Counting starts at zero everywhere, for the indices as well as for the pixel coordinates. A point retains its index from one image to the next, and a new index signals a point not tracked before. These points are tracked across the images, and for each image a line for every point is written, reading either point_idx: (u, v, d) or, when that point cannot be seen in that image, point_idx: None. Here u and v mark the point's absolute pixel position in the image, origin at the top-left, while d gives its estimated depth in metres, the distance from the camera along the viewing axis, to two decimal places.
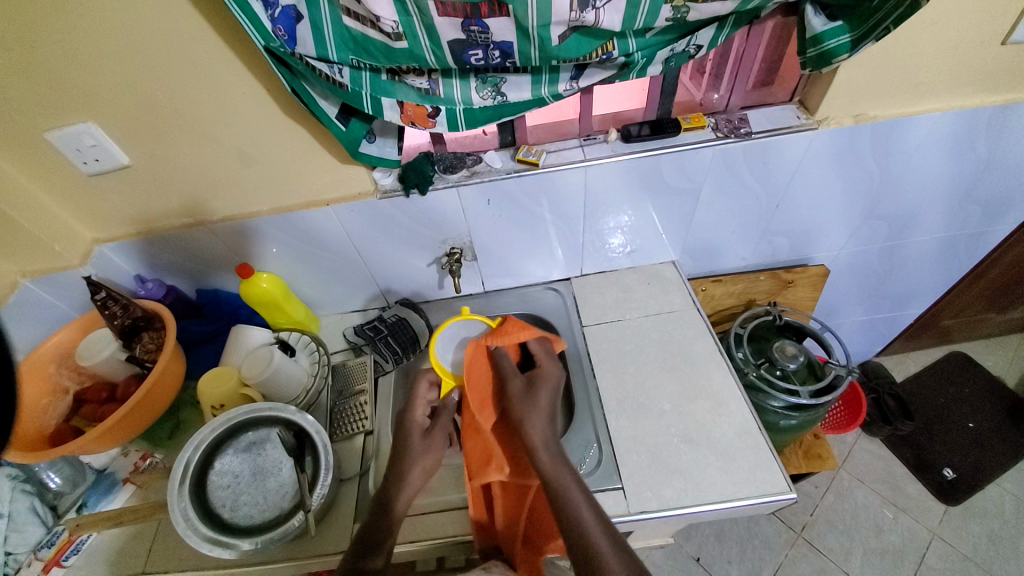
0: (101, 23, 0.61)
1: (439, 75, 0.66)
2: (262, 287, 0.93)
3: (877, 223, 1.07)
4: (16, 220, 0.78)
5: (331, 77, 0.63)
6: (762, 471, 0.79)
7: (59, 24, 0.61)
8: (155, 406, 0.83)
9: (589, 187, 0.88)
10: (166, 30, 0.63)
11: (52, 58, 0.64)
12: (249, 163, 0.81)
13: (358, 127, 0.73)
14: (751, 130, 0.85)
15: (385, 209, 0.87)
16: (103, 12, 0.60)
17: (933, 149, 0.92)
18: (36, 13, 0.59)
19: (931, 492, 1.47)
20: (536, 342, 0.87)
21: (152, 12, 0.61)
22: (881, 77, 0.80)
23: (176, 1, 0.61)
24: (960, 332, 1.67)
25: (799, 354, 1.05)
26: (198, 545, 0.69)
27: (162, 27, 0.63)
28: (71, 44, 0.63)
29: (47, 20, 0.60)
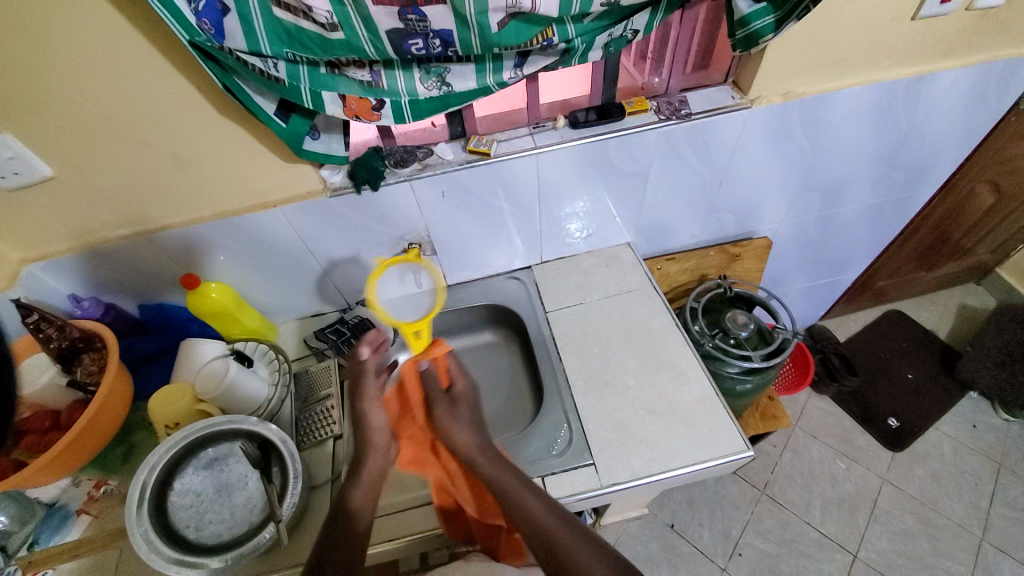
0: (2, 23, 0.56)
1: (381, 67, 0.65)
2: (212, 298, 0.89)
3: (812, 194, 1.14)
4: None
5: (266, 72, 0.61)
6: (721, 433, 0.83)
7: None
8: (104, 430, 0.78)
9: (541, 174, 0.89)
10: (81, 29, 0.59)
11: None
12: (186, 167, 0.77)
13: (300, 123, 0.70)
14: (691, 110, 0.88)
15: (337, 207, 0.85)
16: (4, 11, 0.56)
17: (855, 122, 0.99)
18: None
19: (878, 440, 1.60)
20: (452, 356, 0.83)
21: (63, 11, 0.57)
22: (805, 55, 0.85)
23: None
24: (895, 292, 1.81)
25: (750, 321, 1.10)
26: (164, 568, 0.65)
27: (77, 26, 0.59)
28: None
29: None
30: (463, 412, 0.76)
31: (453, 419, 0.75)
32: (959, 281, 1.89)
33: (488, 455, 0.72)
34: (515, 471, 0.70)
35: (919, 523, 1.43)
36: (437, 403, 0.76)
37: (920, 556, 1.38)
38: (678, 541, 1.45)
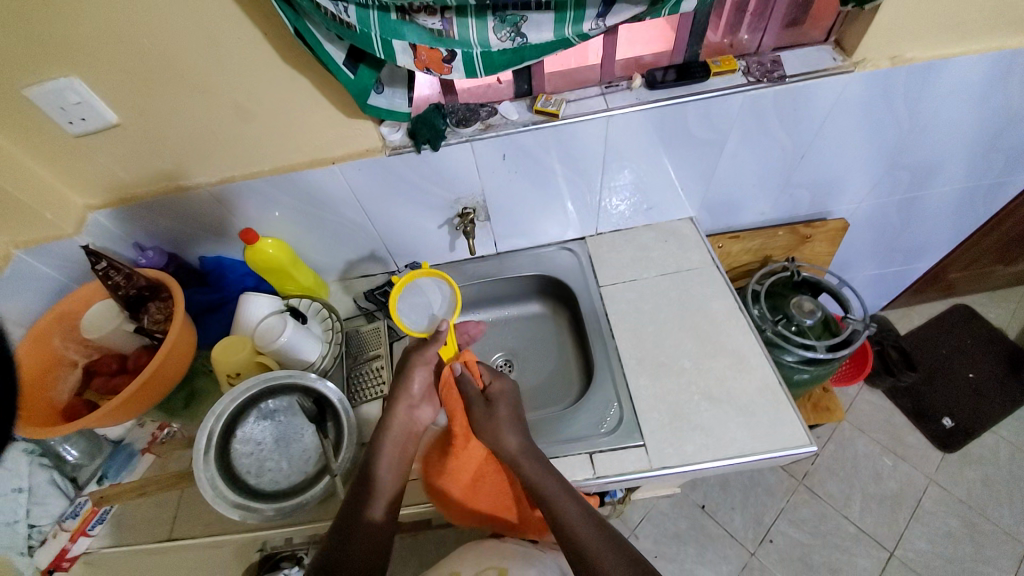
0: None
1: (453, 15, 0.60)
2: (269, 253, 0.90)
3: (902, 173, 1.03)
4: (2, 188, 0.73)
5: (337, 15, 0.57)
6: (781, 425, 0.79)
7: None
8: (169, 377, 0.81)
9: (609, 139, 0.83)
10: None
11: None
12: (248, 118, 0.75)
13: (366, 75, 0.66)
14: (785, 73, 0.79)
15: (395, 166, 0.82)
16: None
17: (970, 93, 0.87)
18: None
19: (928, 438, 1.53)
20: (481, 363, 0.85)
21: None
22: (927, 12, 0.74)
23: None
24: (966, 285, 1.68)
25: (817, 309, 1.04)
26: (226, 511, 0.69)
27: None
28: None
29: None
30: (502, 414, 0.78)
31: (495, 423, 0.76)
32: None
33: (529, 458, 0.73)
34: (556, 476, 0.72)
35: (968, 529, 1.38)
36: (475, 404, 0.79)
37: (960, 560, 1.34)
38: (707, 522, 1.45)
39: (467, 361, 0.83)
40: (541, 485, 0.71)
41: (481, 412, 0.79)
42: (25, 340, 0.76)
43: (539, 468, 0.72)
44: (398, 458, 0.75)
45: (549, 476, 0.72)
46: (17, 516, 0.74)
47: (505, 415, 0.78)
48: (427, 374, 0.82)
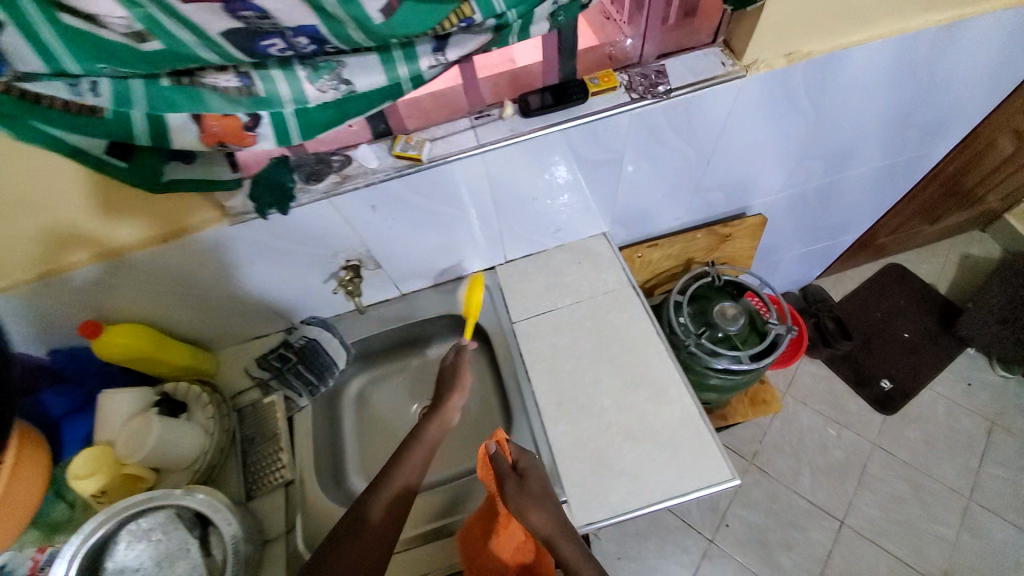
0: None
1: (250, 68, 0.49)
2: (123, 343, 0.78)
3: (814, 162, 0.99)
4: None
5: (76, 101, 0.45)
6: (706, 459, 0.75)
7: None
8: (22, 513, 0.67)
9: (491, 173, 0.74)
10: None
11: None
12: (38, 209, 0.62)
13: (146, 158, 0.54)
14: (670, 85, 0.71)
15: (248, 235, 0.71)
16: None
17: (869, 83, 0.82)
18: None
19: (870, 404, 1.56)
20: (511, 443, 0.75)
21: None
22: (816, 7, 0.67)
23: None
24: (895, 247, 1.69)
25: (740, 315, 0.99)
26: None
27: None
28: None
29: None
30: (536, 490, 0.69)
31: (526, 500, 0.67)
32: (965, 230, 1.77)
33: (566, 535, 0.66)
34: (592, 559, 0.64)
35: (910, 488, 1.44)
36: (507, 485, 0.69)
37: (909, 521, 1.40)
38: (665, 516, 1.46)
39: (503, 443, 0.73)
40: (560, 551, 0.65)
41: (511, 490, 0.69)
42: None
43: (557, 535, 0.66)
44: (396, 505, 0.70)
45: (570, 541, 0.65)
46: None
47: (538, 493, 0.69)
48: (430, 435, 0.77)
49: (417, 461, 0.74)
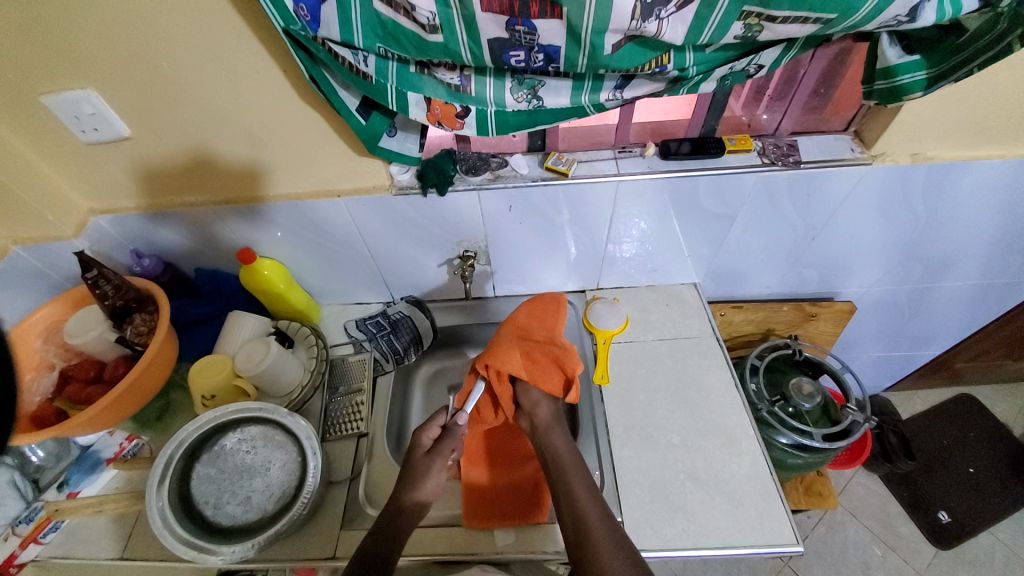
0: None
1: (471, 72, 0.60)
2: (264, 275, 0.89)
3: (913, 264, 1.01)
4: None
5: (355, 65, 0.58)
6: (769, 520, 0.75)
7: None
8: (147, 389, 0.78)
9: (618, 201, 0.83)
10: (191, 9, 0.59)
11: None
12: (259, 145, 0.76)
13: (378, 121, 0.69)
14: (801, 158, 0.80)
15: (400, 206, 0.82)
16: None
17: (985, 197, 0.87)
18: None
19: (923, 533, 1.42)
20: (539, 369, 0.82)
21: None
22: (944, 118, 0.74)
23: None
24: (973, 377, 1.57)
25: (816, 393, 0.99)
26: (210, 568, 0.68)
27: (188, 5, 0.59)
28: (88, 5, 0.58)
29: None
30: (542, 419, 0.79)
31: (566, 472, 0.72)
32: None
33: (559, 431, 0.78)
34: (589, 489, 0.69)
35: None
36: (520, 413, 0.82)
37: None
38: None
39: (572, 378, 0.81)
40: (569, 488, 0.70)
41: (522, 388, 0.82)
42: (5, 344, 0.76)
43: (563, 448, 0.75)
44: (522, 330, 0.84)
45: (578, 475, 0.71)
46: None
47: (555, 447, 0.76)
48: (537, 325, 0.84)
49: (527, 323, 0.85)
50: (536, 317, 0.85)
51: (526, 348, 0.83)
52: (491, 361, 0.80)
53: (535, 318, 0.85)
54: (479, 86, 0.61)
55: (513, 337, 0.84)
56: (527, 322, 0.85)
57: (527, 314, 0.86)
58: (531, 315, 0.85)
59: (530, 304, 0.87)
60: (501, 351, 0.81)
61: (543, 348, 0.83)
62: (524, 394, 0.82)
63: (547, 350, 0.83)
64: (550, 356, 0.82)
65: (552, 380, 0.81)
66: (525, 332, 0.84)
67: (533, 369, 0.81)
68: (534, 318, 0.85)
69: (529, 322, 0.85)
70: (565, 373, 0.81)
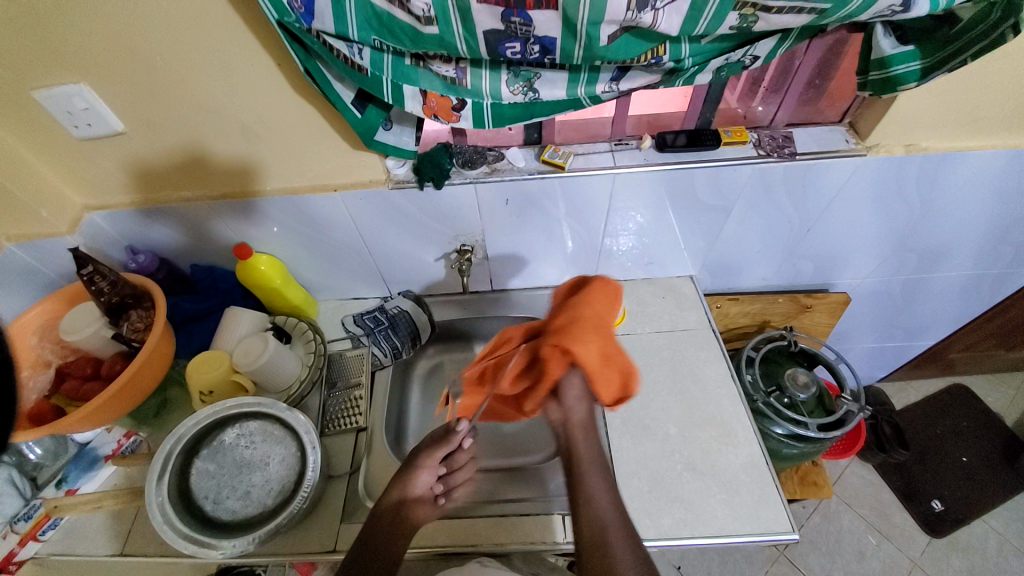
0: None
1: (467, 65, 0.60)
2: (261, 270, 0.89)
3: (907, 255, 1.02)
4: None
5: (350, 58, 0.58)
6: (765, 508, 0.76)
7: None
8: (144, 385, 0.78)
9: (614, 194, 0.83)
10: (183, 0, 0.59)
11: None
12: (255, 140, 0.75)
13: (374, 114, 0.69)
14: (796, 150, 0.80)
15: (397, 200, 0.82)
16: None
17: (979, 187, 0.87)
18: None
19: (916, 521, 1.44)
20: (602, 376, 0.66)
21: None
22: (938, 108, 0.75)
23: None
24: (966, 366, 1.59)
25: (811, 384, 1.01)
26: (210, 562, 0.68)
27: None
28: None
29: None
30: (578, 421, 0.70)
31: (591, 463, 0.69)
32: None
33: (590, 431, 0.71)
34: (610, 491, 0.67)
35: None
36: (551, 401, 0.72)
37: None
38: None
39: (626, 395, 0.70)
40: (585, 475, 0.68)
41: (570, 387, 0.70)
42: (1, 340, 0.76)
43: (592, 451, 0.70)
44: (597, 318, 0.65)
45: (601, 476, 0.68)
46: None
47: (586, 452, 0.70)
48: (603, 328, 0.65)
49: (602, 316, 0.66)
50: (596, 297, 0.67)
51: (603, 349, 0.65)
52: (571, 348, 0.62)
53: (606, 311, 0.66)
54: (475, 78, 0.61)
55: (598, 325, 0.65)
56: (602, 314, 0.66)
57: (604, 308, 0.67)
58: (602, 310, 0.66)
59: (589, 287, 0.68)
60: (584, 342, 0.63)
61: (614, 350, 0.66)
62: (568, 386, 0.69)
63: (615, 373, 0.67)
64: (620, 364, 0.67)
65: (608, 389, 0.68)
66: (605, 346, 0.65)
67: (600, 378, 0.67)
68: (597, 303, 0.66)
69: (597, 314, 0.66)
70: (623, 381, 0.68)
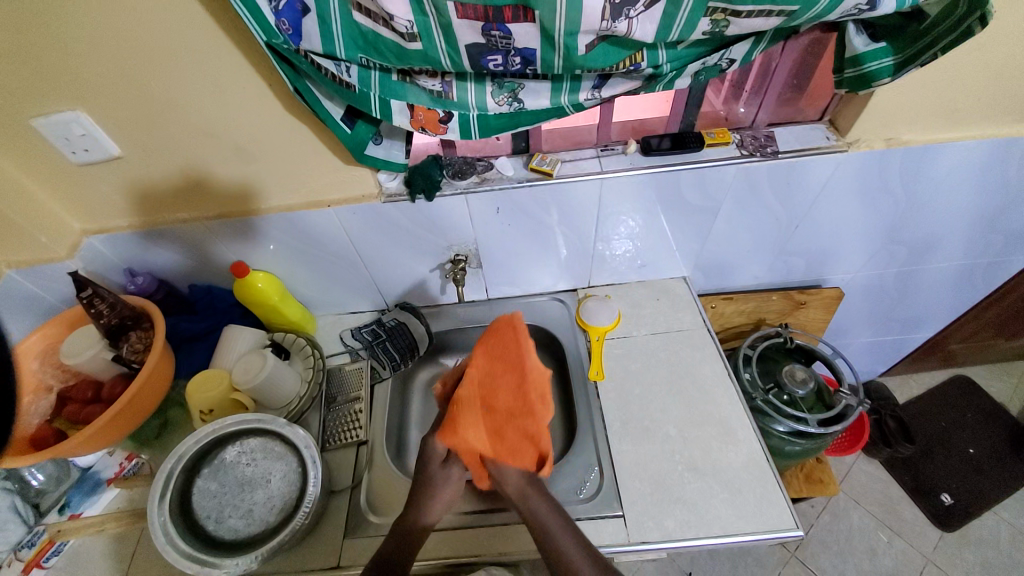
0: (110, 17, 0.59)
1: (453, 78, 0.62)
2: (258, 288, 0.90)
3: (897, 248, 1.03)
4: None
5: (338, 76, 0.60)
6: (768, 505, 0.76)
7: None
8: (146, 406, 0.79)
9: (603, 199, 0.85)
10: (175, 27, 0.61)
11: (33, 12, 0.58)
12: (249, 159, 0.77)
13: (364, 129, 0.71)
14: (778, 148, 0.82)
15: (390, 213, 0.84)
16: (112, 5, 0.58)
17: (960, 178, 0.89)
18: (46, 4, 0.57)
19: (926, 516, 1.43)
20: (507, 445, 0.68)
21: (159, 6, 0.59)
22: (914, 102, 0.77)
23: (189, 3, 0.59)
24: (966, 357, 1.59)
25: (809, 379, 1.01)
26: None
27: (172, 24, 0.60)
28: (75, 29, 0.60)
29: (57, 10, 0.58)
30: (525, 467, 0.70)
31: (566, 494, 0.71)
32: None
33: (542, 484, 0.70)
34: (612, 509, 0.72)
35: None
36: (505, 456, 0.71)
37: None
38: None
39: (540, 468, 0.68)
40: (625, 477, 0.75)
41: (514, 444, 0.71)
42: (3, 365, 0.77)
43: (545, 513, 0.67)
44: (496, 368, 0.69)
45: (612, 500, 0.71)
46: None
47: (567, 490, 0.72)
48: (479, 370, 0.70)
49: (495, 367, 0.69)
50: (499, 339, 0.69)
51: (507, 425, 0.67)
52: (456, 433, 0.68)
53: (499, 367, 0.68)
54: (461, 91, 0.63)
55: (476, 399, 0.69)
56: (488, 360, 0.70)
57: (501, 371, 0.68)
58: (492, 369, 0.69)
59: (488, 344, 0.70)
60: (464, 427, 0.68)
61: (503, 413, 0.67)
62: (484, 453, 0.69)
63: (514, 424, 0.67)
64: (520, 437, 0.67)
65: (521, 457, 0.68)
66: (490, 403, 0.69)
67: (510, 447, 0.68)
68: (502, 355, 0.68)
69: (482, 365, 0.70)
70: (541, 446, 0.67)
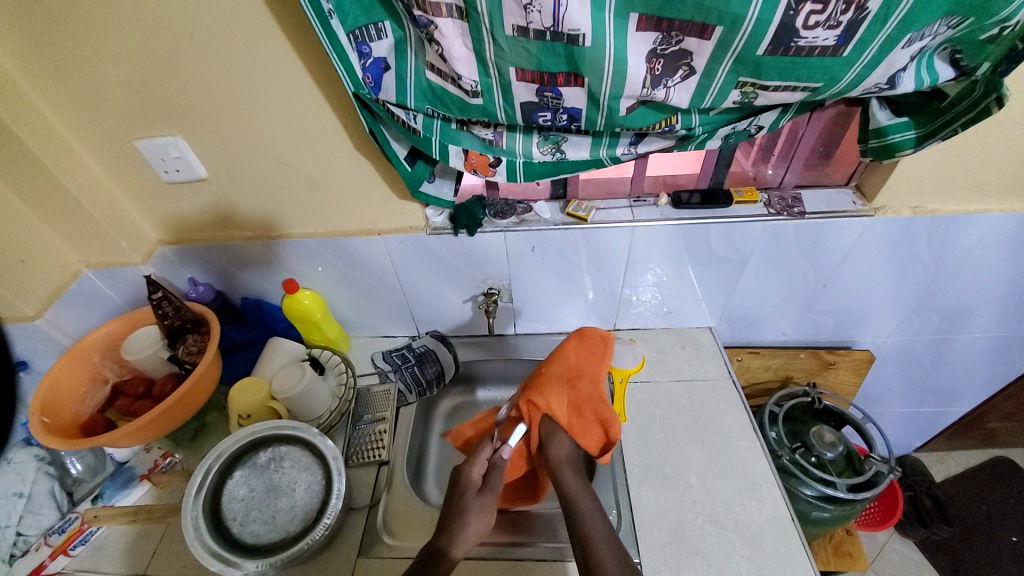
0: (221, 64, 0.70)
1: (504, 129, 0.70)
2: (303, 304, 0.96)
3: (929, 315, 1.02)
4: (79, 201, 0.83)
5: (406, 122, 0.68)
6: (791, 567, 0.73)
7: (166, 44, 0.68)
8: (191, 405, 0.84)
9: (633, 246, 0.89)
10: (273, 75, 0.72)
11: (161, 57, 0.70)
12: (314, 189, 0.86)
13: (422, 168, 0.78)
14: (805, 210, 0.86)
15: (433, 244, 0.90)
16: (225, 55, 0.69)
17: (989, 250, 0.90)
18: (172, 53, 0.69)
19: None
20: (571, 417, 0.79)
21: (262, 58, 0.70)
22: (938, 174, 0.80)
23: (287, 56, 0.70)
24: (1011, 438, 1.50)
25: (839, 442, 0.98)
26: None
27: (271, 72, 0.71)
28: (191, 72, 0.71)
29: (180, 57, 0.70)
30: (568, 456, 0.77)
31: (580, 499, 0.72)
32: None
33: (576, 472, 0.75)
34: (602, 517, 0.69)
35: None
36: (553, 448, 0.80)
37: None
38: None
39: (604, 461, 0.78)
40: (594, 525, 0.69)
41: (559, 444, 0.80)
42: (69, 357, 0.82)
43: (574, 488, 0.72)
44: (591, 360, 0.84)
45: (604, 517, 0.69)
46: (10, 522, 0.79)
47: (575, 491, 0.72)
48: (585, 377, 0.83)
49: (583, 356, 0.84)
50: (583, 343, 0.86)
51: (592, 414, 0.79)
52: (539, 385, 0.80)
53: (584, 359, 0.83)
54: (511, 140, 0.70)
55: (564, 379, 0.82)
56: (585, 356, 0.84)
57: (583, 357, 0.84)
58: (580, 352, 0.85)
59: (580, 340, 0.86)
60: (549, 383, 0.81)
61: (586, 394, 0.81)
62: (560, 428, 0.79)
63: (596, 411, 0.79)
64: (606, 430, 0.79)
65: (593, 438, 0.78)
66: (574, 390, 0.80)
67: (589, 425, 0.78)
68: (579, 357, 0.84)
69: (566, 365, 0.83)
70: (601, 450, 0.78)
